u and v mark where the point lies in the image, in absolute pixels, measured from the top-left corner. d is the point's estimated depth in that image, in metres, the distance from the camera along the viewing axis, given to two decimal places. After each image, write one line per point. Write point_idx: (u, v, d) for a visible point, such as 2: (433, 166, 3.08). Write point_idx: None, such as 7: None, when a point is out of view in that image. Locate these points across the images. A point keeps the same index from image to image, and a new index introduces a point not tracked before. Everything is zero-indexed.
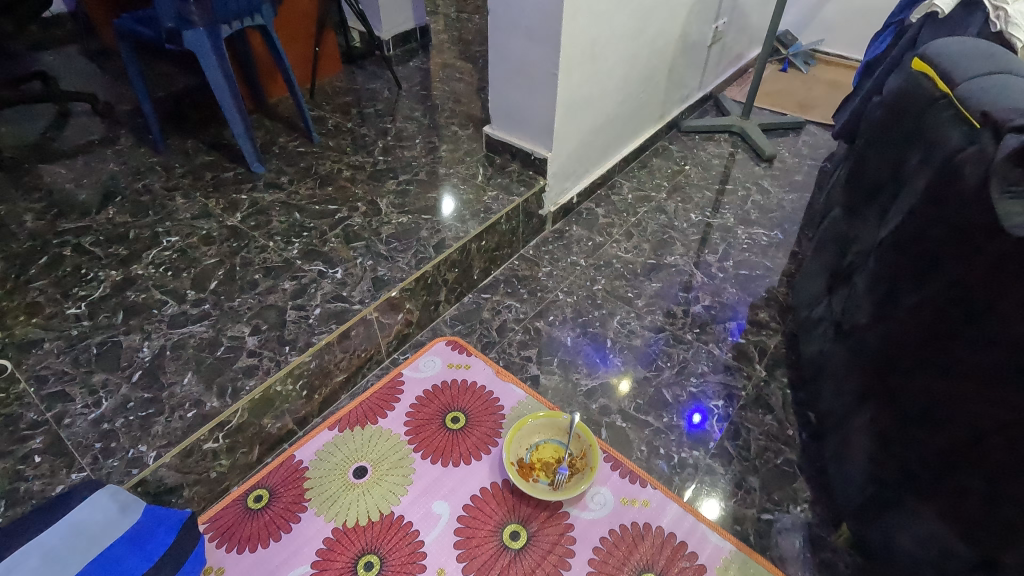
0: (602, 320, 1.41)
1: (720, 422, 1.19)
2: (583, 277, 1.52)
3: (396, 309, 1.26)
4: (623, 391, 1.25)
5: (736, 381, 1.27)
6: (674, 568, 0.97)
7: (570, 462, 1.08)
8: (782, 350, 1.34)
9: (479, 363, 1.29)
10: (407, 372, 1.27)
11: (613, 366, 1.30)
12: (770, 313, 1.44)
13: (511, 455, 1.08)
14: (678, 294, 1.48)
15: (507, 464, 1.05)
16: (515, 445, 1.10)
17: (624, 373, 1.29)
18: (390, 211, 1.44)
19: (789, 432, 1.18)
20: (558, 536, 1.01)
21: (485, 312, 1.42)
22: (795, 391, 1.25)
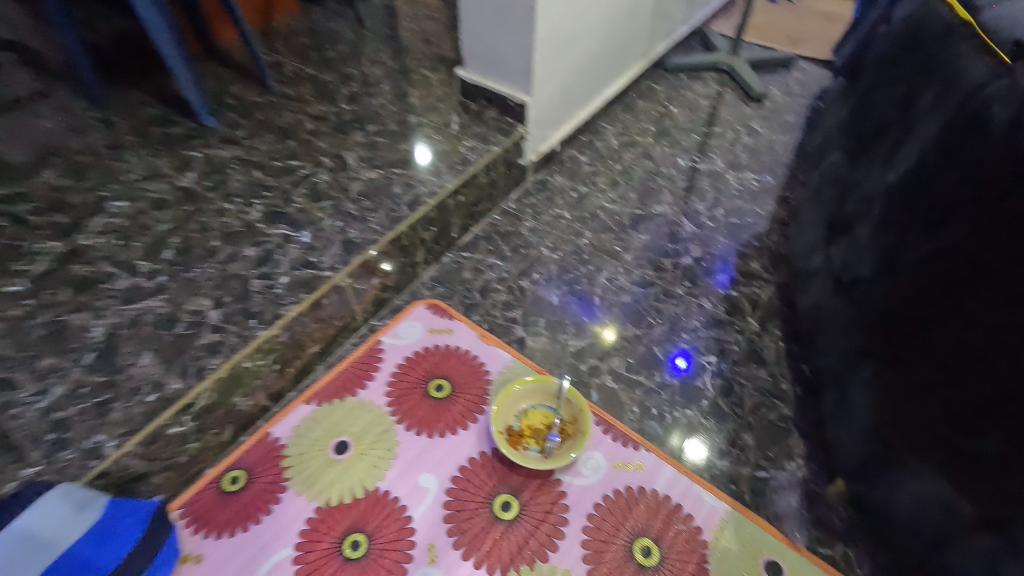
0: (589, 276, 1.35)
1: (713, 379, 1.16)
2: (568, 230, 1.45)
3: (371, 273, 1.18)
4: (608, 341, 1.22)
5: (728, 337, 1.23)
6: (669, 531, 0.95)
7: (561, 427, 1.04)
8: (776, 301, 1.30)
9: (462, 327, 1.23)
10: (385, 339, 1.20)
11: (597, 316, 1.27)
12: (762, 263, 1.39)
13: (499, 424, 1.03)
14: (667, 247, 1.42)
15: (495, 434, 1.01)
16: (503, 413, 1.05)
17: (608, 322, 1.26)
18: (359, 165, 1.33)
19: (783, 386, 1.15)
20: (551, 504, 0.98)
21: (466, 273, 1.34)
22: (788, 343, 1.22)
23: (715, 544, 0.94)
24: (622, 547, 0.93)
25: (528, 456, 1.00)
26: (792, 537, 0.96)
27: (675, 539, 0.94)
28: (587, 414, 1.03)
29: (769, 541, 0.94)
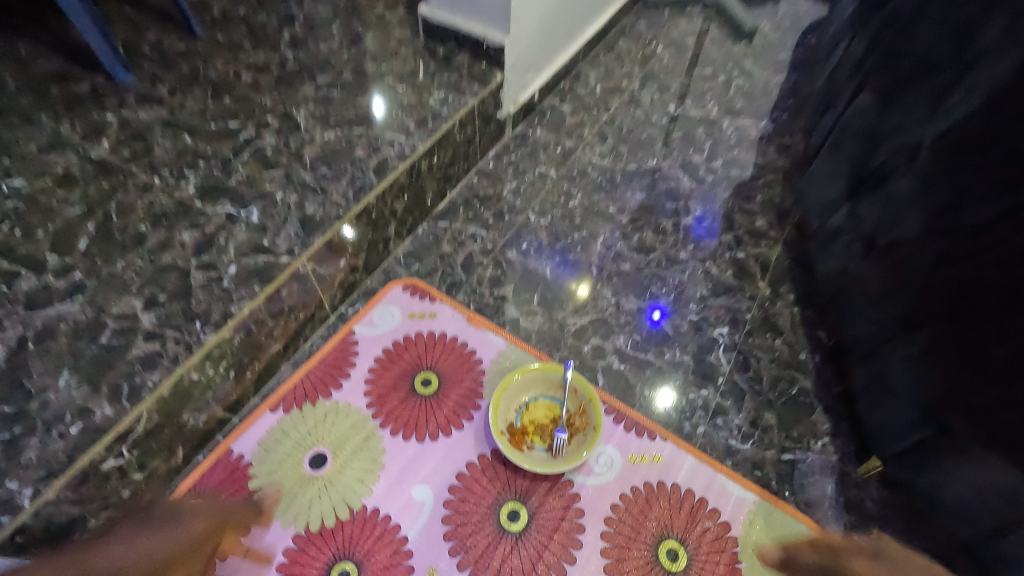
0: (584, 243, 1.21)
1: (727, 353, 1.06)
2: (555, 192, 1.30)
3: (336, 254, 1.00)
4: (583, 297, 1.12)
5: (740, 305, 1.13)
6: (695, 530, 0.86)
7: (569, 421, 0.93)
8: (786, 262, 1.20)
9: (447, 310, 1.08)
10: (359, 328, 1.05)
11: (569, 271, 1.16)
12: (768, 220, 1.28)
13: (500, 423, 0.92)
14: (666, 206, 1.29)
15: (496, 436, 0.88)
16: (501, 410, 0.93)
17: (582, 277, 1.15)
18: (311, 125, 1.12)
19: (802, 357, 1.06)
20: (563, 510, 0.87)
21: (445, 246, 1.19)
22: (803, 308, 1.13)
23: (745, 540, 0.85)
24: (647, 552, 0.84)
25: (534, 458, 0.89)
26: (826, 525, 0.88)
27: (702, 538, 0.85)
28: (597, 405, 0.92)
29: (803, 532, 0.86)
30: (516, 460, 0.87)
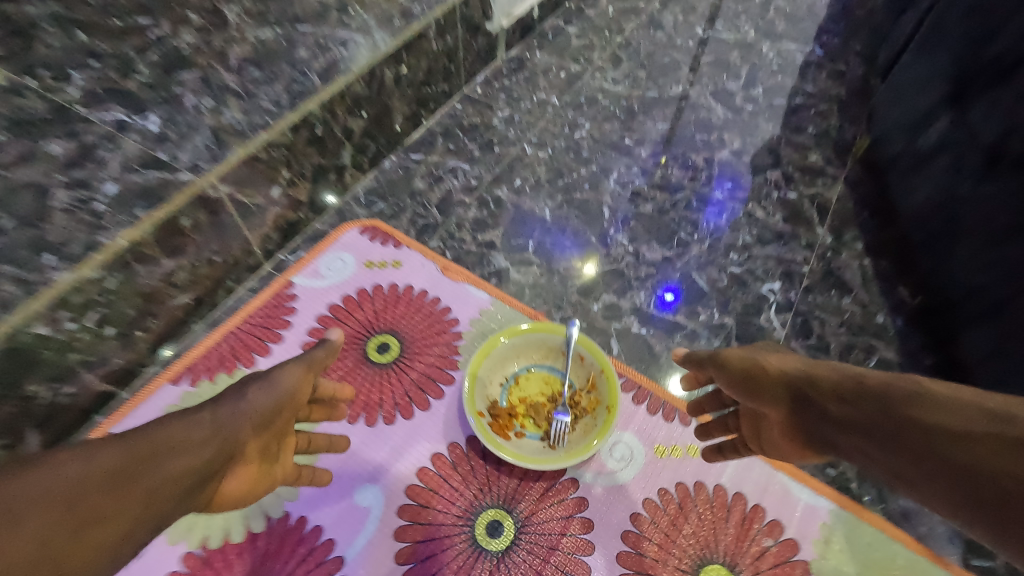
0: (592, 181, 0.96)
1: (781, 314, 0.81)
2: (557, 121, 1.05)
3: (266, 178, 0.75)
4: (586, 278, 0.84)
5: (793, 256, 0.87)
6: (749, 551, 0.61)
7: (571, 400, 0.69)
8: (849, 205, 0.94)
9: (415, 258, 0.84)
10: (300, 280, 0.80)
11: (573, 248, 0.87)
12: (824, 155, 1.02)
13: (478, 400, 0.67)
14: (695, 138, 1.03)
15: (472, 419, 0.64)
16: (481, 384, 0.69)
17: (589, 255, 0.86)
18: (243, 21, 0.87)
19: (879, 319, 0.81)
20: (564, 522, 0.63)
21: (418, 182, 0.94)
22: (877, 260, 0.87)
23: (820, 566, 0.61)
24: None
25: (524, 449, 0.65)
26: (934, 547, 0.63)
27: (760, 564, 0.60)
28: (611, 376, 0.68)
29: (901, 554, 0.61)
30: (498, 452, 0.63)
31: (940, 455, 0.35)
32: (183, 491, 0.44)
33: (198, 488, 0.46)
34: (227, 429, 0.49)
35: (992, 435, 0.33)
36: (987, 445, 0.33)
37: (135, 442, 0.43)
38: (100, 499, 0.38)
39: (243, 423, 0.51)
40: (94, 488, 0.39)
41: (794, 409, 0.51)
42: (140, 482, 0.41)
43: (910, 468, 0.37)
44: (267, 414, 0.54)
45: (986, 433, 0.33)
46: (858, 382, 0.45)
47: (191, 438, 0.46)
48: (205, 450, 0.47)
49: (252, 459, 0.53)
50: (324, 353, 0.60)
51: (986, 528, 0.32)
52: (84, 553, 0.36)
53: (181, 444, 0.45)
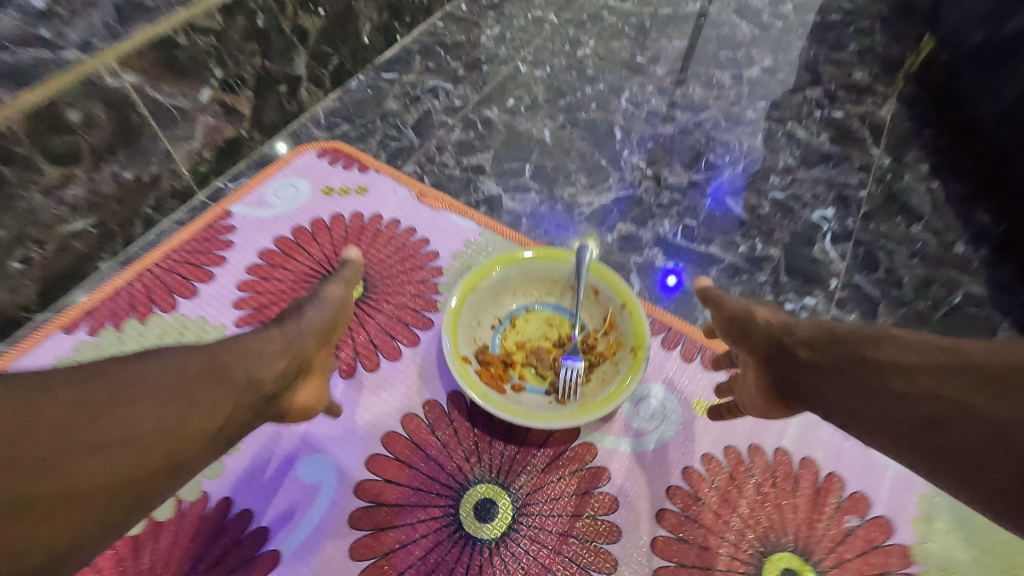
0: (600, 100, 0.80)
1: (838, 243, 0.65)
2: (556, 39, 0.89)
3: (189, 75, 0.59)
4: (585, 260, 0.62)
5: (847, 179, 0.72)
6: (826, 534, 0.46)
7: (584, 344, 0.53)
8: (906, 123, 0.79)
9: (386, 183, 0.68)
10: (239, 209, 0.64)
11: (568, 227, 0.66)
12: (872, 71, 0.86)
13: (463, 344, 0.51)
14: (719, 55, 0.88)
15: (455, 364, 0.48)
16: (467, 324, 0.52)
17: (589, 235, 0.65)
18: None
19: (958, 249, 0.66)
20: (579, 500, 0.47)
21: (390, 102, 0.78)
22: (948, 182, 0.72)
23: (923, 551, 0.45)
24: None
25: (524, 404, 0.49)
26: None
27: (843, 552, 0.45)
28: (636, 312, 0.51)
29: None
30: (489, 408, 0.47)
31: (889, 390, 0.34)
32: (261, 401, 0.38)
33: (269, 403, 0.39)
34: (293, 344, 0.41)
35: (941, 366, 0.32)
36: (936, 376, 0.32)
37: (212, 348, 0.38)
38: (192, 395, 0.34)
39: (308, 336, 0.43)
40: (182, 385, 0.34)
41: (765, 363, 0.44)
42: (220, 384, 0.35)
43: (861, 405, 0.35)
44: (328, 329, 0.45)
45: (935, 365, 0.32)
46: (830, 330, 0.40)
47: (263, 348, 0.40)
48: (279, 362, 0.40)
49: (322, 373, 0.45)
50: (353, 271, 0.51)
51: (930, 461, 0.31)
52: (186, 444, 0.33)
53: (254, 354, 0.39)
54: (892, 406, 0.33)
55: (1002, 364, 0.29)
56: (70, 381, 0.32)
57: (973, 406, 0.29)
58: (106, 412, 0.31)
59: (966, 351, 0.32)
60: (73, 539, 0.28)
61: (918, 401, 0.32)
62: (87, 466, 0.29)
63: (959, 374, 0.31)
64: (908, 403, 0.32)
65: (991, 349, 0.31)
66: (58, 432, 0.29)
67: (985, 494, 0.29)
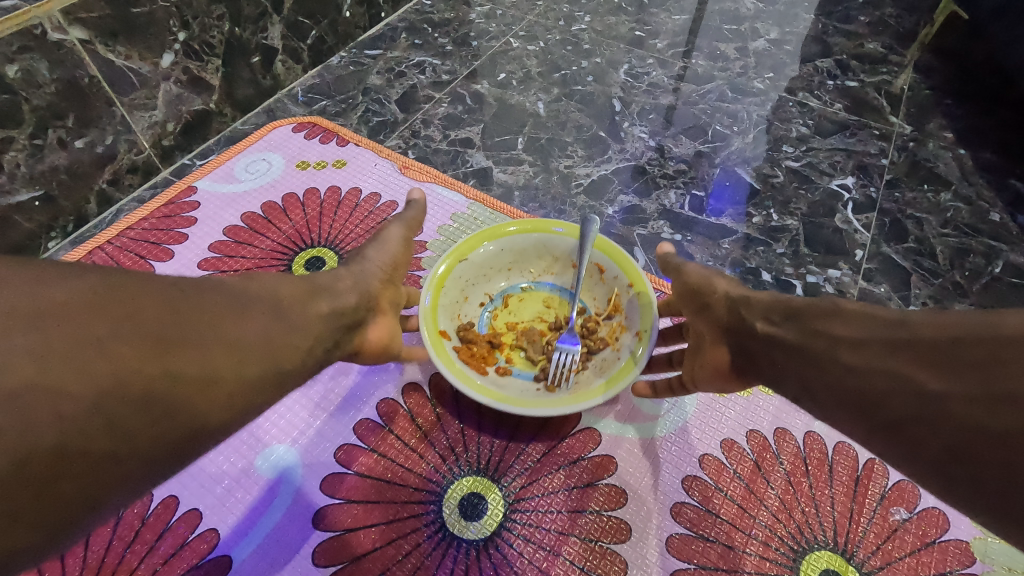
0: (597, 73, 0.75)
1: (861, 212, 0.60)
2: (549, 15, 0.84)
3: (146, 35, 0.54)
4: None
5: (867, 148, 0.66)
6: (872, 529, 0.39)
7: (584, 328, 0.46)
8: (926, 92, 0.74)
9: (367, 157, 0.62)
10: (204, 184, 0.59)
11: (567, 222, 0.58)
12: (885, 42, 0.81)
13: (443, 318, 0.45)
14: (722, 29, 0.83)
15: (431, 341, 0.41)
16: (451, 300, 0.46)
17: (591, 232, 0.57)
18: None
19: (994, 217, 0.60)
20: (581, 494, 0.41)
21: (373, 78, 0.74)
22: (975, 149, 0.66)
23: (988, 548, 0.38)
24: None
25: (508, 389, 0.42)
26: None
27: (893, 549, 0.38)
28: (644, 292, 0.44)
29: None
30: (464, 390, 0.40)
31: (840, 364, 0.30)
32: (344, 330, 0.37)
33: (344, 337, 0.37)
34: (360, 281, 0.40)
35: (889, 341, 0.29)
36: (885, 350, 0.29)
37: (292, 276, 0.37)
38: (289, 314, 0.33)
39: (372, 275, 0.41)
40: (281, 303, 0.33)
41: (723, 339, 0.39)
42: (315, 305, 0.35)
43: (811, 377, 0.32)
44: (391, 270, 0.43)
45: (883, 339, 0.29)
46: (787, 302, 0.36)
47: (334, 283, 0.38)
48: (353, 295, 0.39)
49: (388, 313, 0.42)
50: (416, 213, 0.47)
51: (874, 436, 0.29)
52: (284, 360, 0.32)
53: (324, 285, 0.37)
54: (840, 381, 0.30)
55: (950, 338, 0.27)
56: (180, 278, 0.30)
57: (917, 382, 0.27)
58: (215, 313, 0.29)
59: (913, 322, 0.29)
60: (213, 426, 0.28)
61: (863, 374, 0.29)
62: (200, 360, 0.28)
63: (905, 348, 0.28)
64: (854, 377, 0.30)
65: (937, 320, 0.28)
66: (187, 326, 0.28)
67: (927, 471, 0.27)
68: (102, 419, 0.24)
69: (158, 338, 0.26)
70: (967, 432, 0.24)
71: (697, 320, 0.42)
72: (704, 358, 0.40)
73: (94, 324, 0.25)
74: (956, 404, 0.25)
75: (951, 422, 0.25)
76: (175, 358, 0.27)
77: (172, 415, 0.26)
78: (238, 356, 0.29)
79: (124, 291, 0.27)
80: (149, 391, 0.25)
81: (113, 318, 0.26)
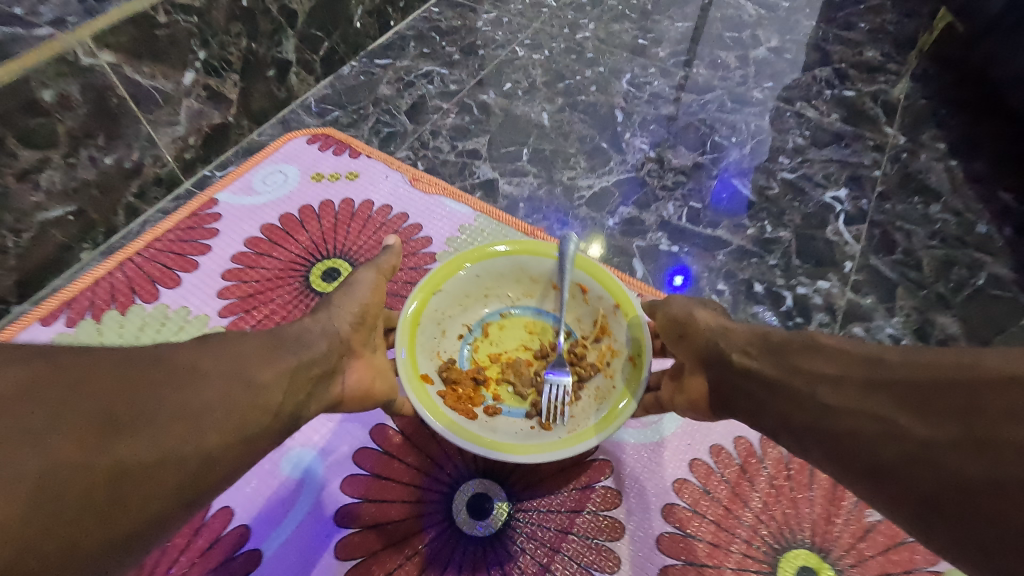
0: (600, 82, 0.78)
1: (853, 224, 0.62)
2: (555, 22, 0.86)
3: (169, 56, 0.57)
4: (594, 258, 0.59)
5: (860, 159, 0.69)
6: (846, 530, 0.42)
7: (572, 355, 0.48)
8: (921, 102, 0.75)
9: (377, 169, 0.65)
10: (225, 197, 0.62)
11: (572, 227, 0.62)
12: (885, 49, 0.82)
13: (423, 359, 0.45)
14: (724, 36, 0.84)
15: (412, 385, 0.42)
16: (428, 341, 0.46)
17: (594, 234, 0.61)
18: None
19: (980, 230, 0.62)
20: (578, 496, 0.44)
21: (383, 88, 0.76)
22: (967, 160, 0.68)
23: None
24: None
25: (499, 432, 0.43)
26: None
27: (865, 549, 0.42)
28: (632, 312, 0.45)
29: None
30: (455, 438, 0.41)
31: (819, 403, 0.33)
32: (312, 380, 0.38)
33: (318, 385, 0.39)
34: (329, 325, 0.41)
35: (869, 382, 0.32)
36: (863, 392, 0.32)
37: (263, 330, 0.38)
38: (247, 375, 0.34)
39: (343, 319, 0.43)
40: (243, 363, 0.35)
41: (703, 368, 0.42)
42: (277, 363, 0.36)
43: (793, 415, 0.35)
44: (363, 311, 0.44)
45: (861, 379, 0.32)
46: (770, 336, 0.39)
47: (303, 334, 0.40)
48: (324, 341, 0.40)
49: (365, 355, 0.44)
50: (389, 258, 0.47)
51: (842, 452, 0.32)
52: (246, 423, 0.33)
53: (294, 336, 0.39)
54: (822, 419, 0.33)
55: (920, 380, 0.30)
56: (133, 358, 0.31)
57: (897, 424, 0.29)
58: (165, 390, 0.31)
59: (887, 363, 0.32)
60: (172, 500, 0.29)
61: (842, 415, 0.32)
62: (154, 440, 0.29)
63: (884, 391, 0.31)
64: (832, 415, 0.32)
65: (910, 361, 0.31)
66: (137, 410, 0.29)
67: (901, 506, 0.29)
68: (49, 513, 0.25)
69: (99, 421, 0.28)
70: (945, 475, 0.27)
71: (678, 348, 0.45)
72: (683, 387, 0.44)
73: (35, 413, 0.27)
74: (934, 447, 0.28)
75: (933, 467, 0.27)
76: (118, 447, 0.28)
77: (124, 501, 0.27)
78: (187, 427, 0.30)
79: (70, 376, 0.29)
80: (99, 482, 0.27)
81: (54, 414, 0.27)
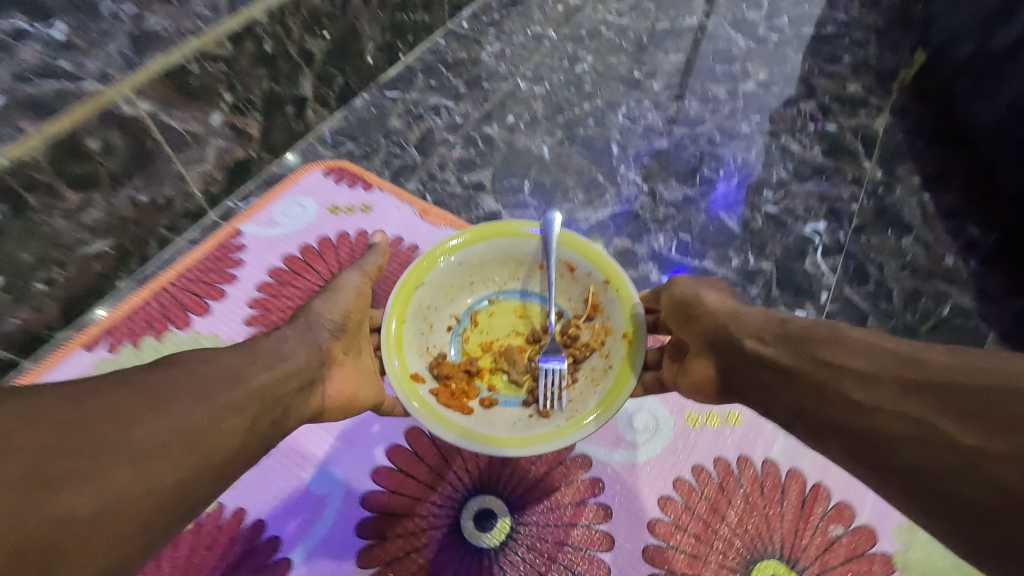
0: (597, 115, 0.82)
1: (830, 256, 0.67)
2: (555, 55, 0.90)
3: (201, 101, 0.61)
4: None
5: (839, 193, 0.73)
6: (812, 543, 0.47)
7: (566, 335, 0.52)
8: (899, 136, 0.80)
9: (388, 201, 0.70)
10: (249, 229, 0.67)
11: None
12: (868, 82, 0.87)
13: (414, 359, 0.50)
14: (716, 69, 0.89)
15: (402, 388, 0.47)
16: (414, 339, 0.51)
17: None
18: None
19: (948, 262, 0.67)
20: (573, 510, 0.49)
21: (393, 121, 0.81)
22: (939, 194, 0.73)
23: (907, 560, 0.47)
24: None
25: (498, 426, 0.47)
26: None
27: (829, 559, 0.47)
28: (620, 290, 0.50)
29: None
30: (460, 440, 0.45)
31: (851, 399, 0.37)
32: (281, 396, 0.43)
33: (294, 398, 0.44)
34: (309, 334, 0.48)
35: (904, 383, 0.35)
36: (897, 393, 0.35)
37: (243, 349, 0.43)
38: (222, 395, 0.38)
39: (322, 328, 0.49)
40: (218, 385, 0.39)
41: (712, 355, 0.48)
42: (248, 382, 0.41)
43: (821, 410, 0.39)
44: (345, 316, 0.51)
45: (899, 379, 0.36)
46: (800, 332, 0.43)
47: (280, 348, 0.46)
48: (299, 356, 0.46)
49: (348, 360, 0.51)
50: (373, 258, 0.54)
51: None
52: (224, 440, 0.37)
53: (268, 355, 0.44)
54: (856, 416, 0.37)
55: (951, 388, 0.33)
56: (111, 393, 0.35)
57: (932, 426, 0.33)
58: (145, 419, 0.35)
59: (929, 366, 0.35)
60: (165, 514, 0.34)
61: (879, 413, 0.36)
62: (142, 466, 0.33)
63: (925, 393, 0.34)
64: (865, 413, 0.36)
65: (947, 365, 0.34)
66: (122, 442, 0.33)
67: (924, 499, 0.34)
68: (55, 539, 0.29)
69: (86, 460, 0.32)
70: (977, 478, 0.31)
71: (682, 329, 0.51)
72: (686, 370, 0.50)
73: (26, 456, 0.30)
74: (973, 453, 0.31)
75: (973, 473, 0.31)
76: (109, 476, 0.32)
77: (123, 520, 0.32)
78: (167, 453, 0.34)
79: (54, 420, 0.32)
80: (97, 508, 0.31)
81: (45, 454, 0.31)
